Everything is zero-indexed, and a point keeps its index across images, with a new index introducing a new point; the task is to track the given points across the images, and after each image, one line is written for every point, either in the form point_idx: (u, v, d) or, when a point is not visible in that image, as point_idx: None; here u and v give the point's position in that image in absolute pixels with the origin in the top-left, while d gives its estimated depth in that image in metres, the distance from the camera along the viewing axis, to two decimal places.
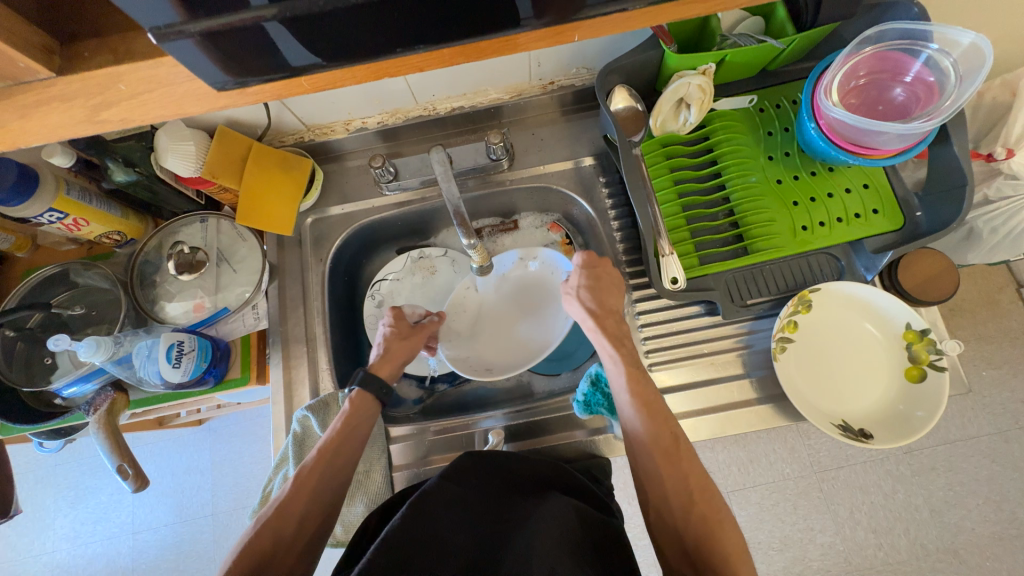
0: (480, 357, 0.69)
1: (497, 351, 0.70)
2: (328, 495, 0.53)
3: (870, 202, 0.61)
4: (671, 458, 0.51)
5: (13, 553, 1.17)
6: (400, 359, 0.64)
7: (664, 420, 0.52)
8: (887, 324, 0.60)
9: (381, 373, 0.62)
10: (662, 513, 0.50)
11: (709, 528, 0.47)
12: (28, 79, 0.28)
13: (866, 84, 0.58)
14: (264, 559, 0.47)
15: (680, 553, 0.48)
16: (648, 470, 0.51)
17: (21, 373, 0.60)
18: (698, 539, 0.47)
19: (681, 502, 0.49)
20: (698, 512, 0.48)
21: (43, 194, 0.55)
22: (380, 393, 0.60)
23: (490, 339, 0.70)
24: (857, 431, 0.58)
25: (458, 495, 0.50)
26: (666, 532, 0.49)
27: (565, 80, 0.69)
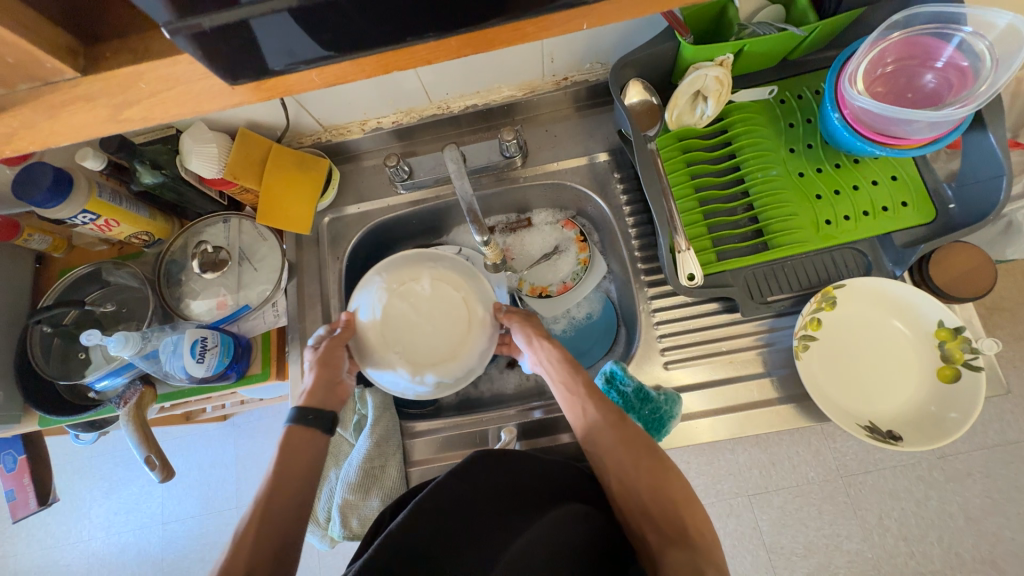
0: (455, 325, 0.63)
1: (447, 300, 0.64)
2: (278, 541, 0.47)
3: (899, 195, 0.59)
4: (622, 428, 0.55)
5: (52, 540, 1.23)
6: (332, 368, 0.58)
7: (613, 409, 0.56)
8: (917, 321, 0.58)
9: (306, 403, 0.54)
10: (622, 482, 0.52)
11: (662, 484, 0.51)
12: (55, 79, 0.29)
13: (894, 72, 0.56)
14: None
15: (635, 505, 0.50)
16: (599, 446, 0.54)
17: (57, 368, 0.63)
18: (650, 490, 0.50)
19: (633, 462, 0.52)
20: (648, 465, 0.52)
21: (78, 194, 0.58)
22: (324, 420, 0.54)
23: (417, 324, 0.62)
24: (885, 433, 0.56)
25: (458, 493, 0.48)
26: (626, 495, 0.51)
27: (578, 75, 0.68)
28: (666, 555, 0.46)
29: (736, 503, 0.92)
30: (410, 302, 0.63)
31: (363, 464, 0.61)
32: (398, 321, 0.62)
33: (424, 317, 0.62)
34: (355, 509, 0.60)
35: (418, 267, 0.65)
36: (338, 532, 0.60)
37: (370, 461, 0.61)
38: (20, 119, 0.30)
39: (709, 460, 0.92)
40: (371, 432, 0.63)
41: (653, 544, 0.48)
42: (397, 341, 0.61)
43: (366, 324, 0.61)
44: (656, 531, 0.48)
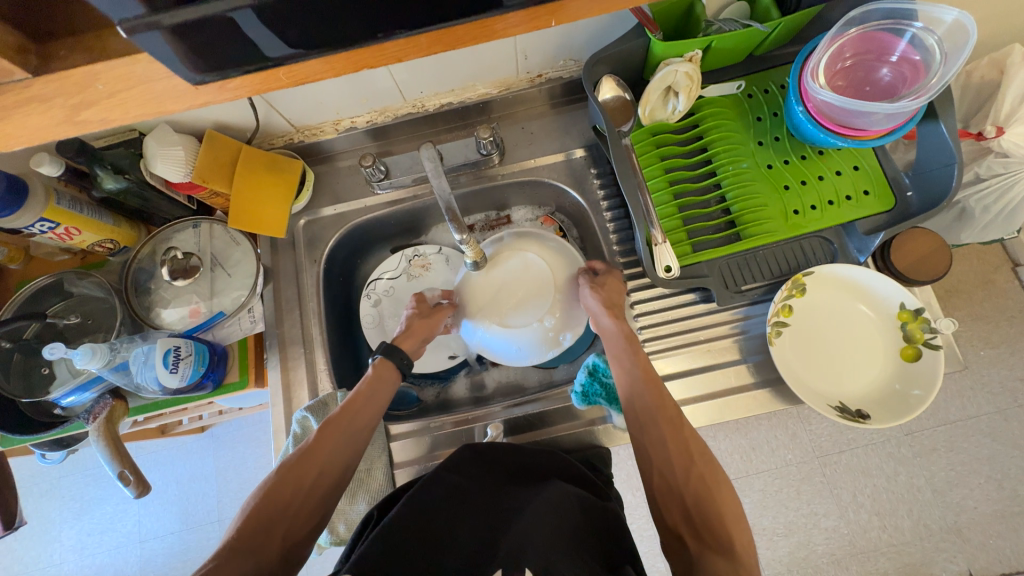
0: (541, 287, 0.61)
1: (532, 266, 0.62)
2: (338, 470, 0.51)
3: (861, 183, 0.61)
4: (676, 424, 0.52)
5: (20, 567, 1.17)
6: (423, 337, 0.63)
7: (665, 400, 0.54)
8: (881, 304, 0.60)
9: (401, 347, 0.61)
10: (664, 480, 0.50)
11: (709, 491, 0.48)
12: (5, 80, 0.28)
13: (852, 66, 0.58)
14: (274, 515, 0.46)
15: (677, 508, 0.49)
16: (655, 439, 0.52)
17: (18, 384, 0.60)
18: (698, 498, 0.48)
19: (684, 466, 0.50)
20: (699, 474, 0.49)
21: (32, 204, 0.55)
22: (401, 365, 0.59)
23: (507, 290, 0.61)
24: (854, 412, 0.58)
25: (456, 486, 0.50)
26: (667, 496, 0.49)
27: (552, 72, 0.69)
28: (710, 565, 0.44)
29: None
30: (498, 267, 0.62)
31: None
32: (490, 288, 0.62)
33: (514, 283, 0.61)
34: (342, 514, 0.60)
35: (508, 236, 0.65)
36: (325, 538, 0.60)
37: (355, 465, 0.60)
38: None
39: None
40: None
41: (694, 551, 0.46)
42: (495, 311, 0.61)
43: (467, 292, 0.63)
44: (697, 538, 0.46)
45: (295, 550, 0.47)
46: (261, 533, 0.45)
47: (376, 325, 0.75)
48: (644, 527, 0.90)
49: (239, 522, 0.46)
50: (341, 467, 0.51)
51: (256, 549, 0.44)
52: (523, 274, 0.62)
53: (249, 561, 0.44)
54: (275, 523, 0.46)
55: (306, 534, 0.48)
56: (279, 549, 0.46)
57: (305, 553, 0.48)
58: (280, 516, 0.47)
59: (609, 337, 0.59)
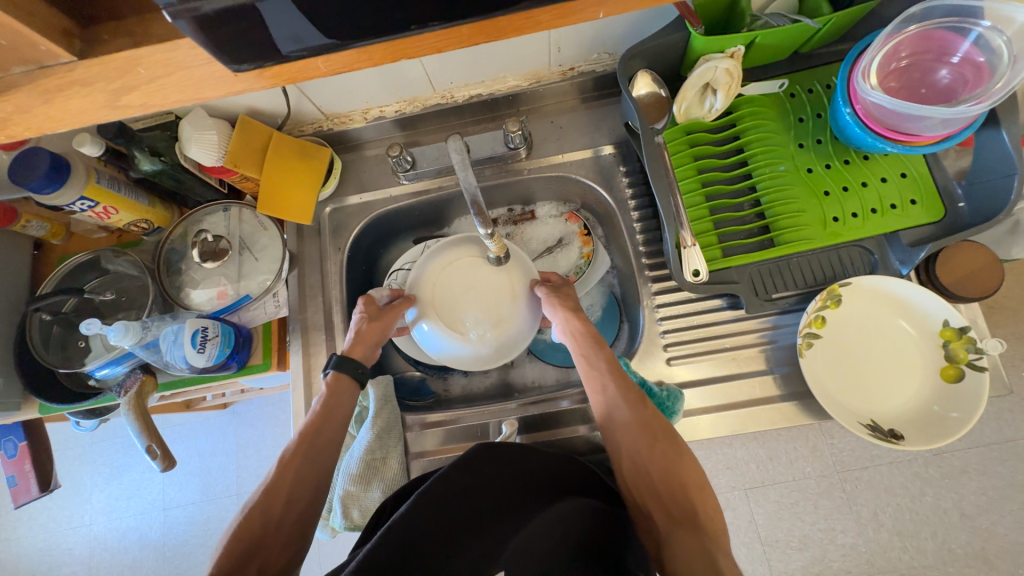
0: (498, 291, 0.59)
1: (494, 273, 0.60)
2: (304, 501, 0.52)
3: (908, 192, 0.58)
4: (641, 411, 0.55)
5: (54, 525, 1.24)
6: (375, 341, 0.61)
7: (627, 389, 0.56)
8: (922, 320, 0.57)
9: (354, 356, 0.60)
10: (630, 458, 0.53)
11: (675, 468, 0.51)
12: (50, 63, 0.28)
13: (908, 66, 0.55)
14: (249, 547, 0.47)
15: (645, 487, 0.51)
16: (623, 426, 0.54)
17: (57, 355, 0.63)
18: (664, 473, 0.51)
19: (649, 446, 0.53)
20: (663, 451, 0.52)
21: (75, 183, 0.57)
22: (357, 373, 0.60)
23: (462, 292, 0.59)
24: (887, 432, 0.55)
25: (467, 487, 0.48)
26: (636, 473, 0.52)
27: (585, 65, 0.67)
28: (675, 538, 0.47)
29: (732, 496, 0.92)
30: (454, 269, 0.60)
31: (364, 455, 0.61)
32: (446, 291, 0.59)
33: (470, 285, 0.59)
34: (355, 500, 0.60)
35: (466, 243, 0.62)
36: (339, 522, 0.61)
37: (371, 453, 0.61)
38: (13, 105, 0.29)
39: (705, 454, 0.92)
40: (373, 423, 0.63)
41: (663, 526, 0.48)
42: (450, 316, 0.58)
43: (421, 292, 0.61)
44: (666, 513, 0.49)
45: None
46: (236, 568, 0.46)
47: None
48: None
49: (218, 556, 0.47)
50: (310, 491, 0.52)
51: None
52: (480, 278, 0.59)
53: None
54: (255, 549, 0.47)
55: (288, 558, 0.49)
56: None
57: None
58: (255, 547, 0.47)
59: (574, 340, 0.60)
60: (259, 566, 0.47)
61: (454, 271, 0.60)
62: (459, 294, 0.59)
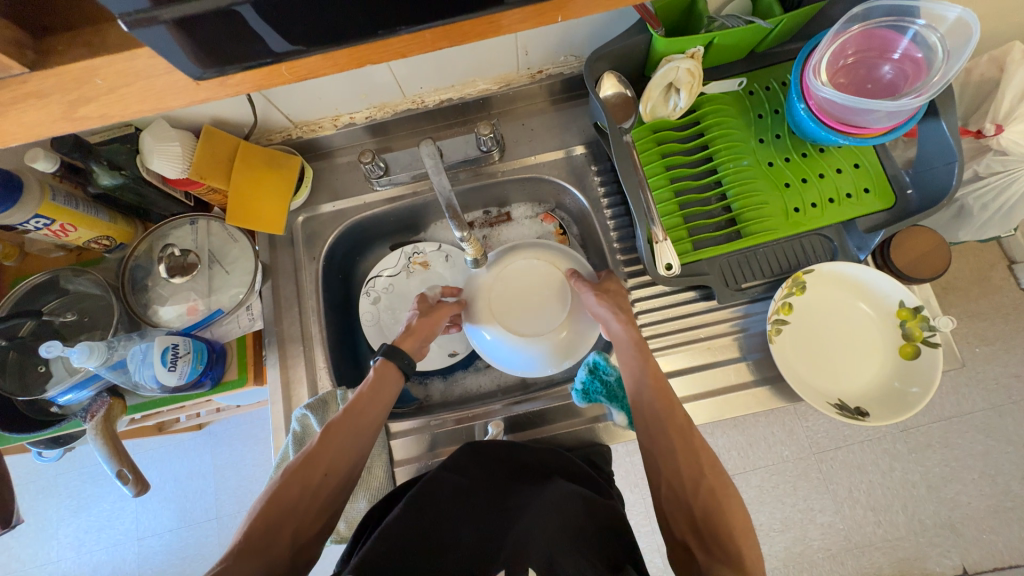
0: (547, 291, 0.63)
1: (542, 271, 0.64)
2: (345, 471, 0.51)
3: (861, 181, 0.61)
4: (688, 438, 0.51)
5: (18, 564, 1.17)
6: (424, 336, 0.62)
7: (673, 408, 0.53)
8: (880, 302, 0.60)
9: (402, 346, 0.60)
10: (672, 489, 0.49)
11: (718, 503, 0.47)
12: (2, 75, 0.27)
13: (854, 63, 0.58)
14: (283, 514, 0.47)
15: (686, 521, 0.47)
16: (667, 452, 0.51)
17: (15, 382, 0.60)
18: (707, 512, 0.47)
19: (693, 477, 0.49)
20: (708, 485, 0.49)
21: (28, 200, 0.54)
22: (403, 365, 0.59)
23: (515, 296, 0.63)
24: (853, 410, 0.58)
25: (457, 488, 0.49)
26: (676, 507, 0.48)
27: (553, 68, 0.68)
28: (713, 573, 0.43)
29: None
30: (507, 274, 0.64)
31: None
32: (501, 296, 0.63)
33: (520, 290, 0.64)
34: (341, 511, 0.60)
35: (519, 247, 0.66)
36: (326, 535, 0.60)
37: None
38: None
39: None
40: None
41: (702, 562, 0.44)
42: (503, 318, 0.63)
43: (475, 297, 0.65)
44: (704, 547, 0.45)
45: (305, 550, 0.47)
46: (269, 533, 0.45)
47: (375, 323, 0.75)
48: (643, 523, 0.90)
49: (251, 520, 0.46)
50: (351, 462, 0.52)
51: (265, 547, 0.44)
52: (530, 282, 0.64)
53: (259, 560, 0.44)
54: (288, 519, 0.46)
55: (314, 534, 0.48)
56: (288, 548, 0.46)
57: (315, 549, 0.49)
58: (291, 513, 0.47)
59: (621, 340, 0.59)
60: (292, 531, 0.46)
61: (505, 277, 0.64)
62: (511, 300, 0.63)
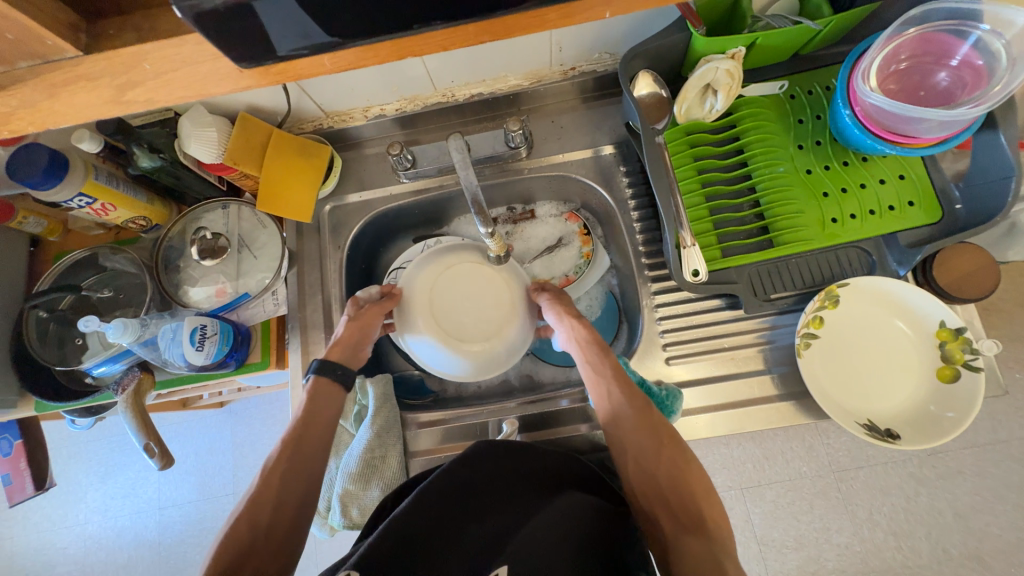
0: (490, 297, 0.65)
1: (488, 281, 0.66)
2: (298, 496, 0.50)
3: (906, 194, 0.58)
4: (648, 416, 0.52)
5: (48, 524, 1.23)
6: (351, 343, 0.61)
7: (632, 393, 0.53)
8: (918, 321, 0.58)
9: (332, 358, 0.59)
10: (638, 465, 0.51)
11: (680, 471, 0.49)
12: (56, 58, 0.28)
13: (907, 69, 0.55)
14: (242, 555, 0.45)
15: (653, 492, 0.49)
16: (632, 429, 0.52)
17: (54, 352, 0.63)
18: (671, 478, 0.49)
19: (655, 448, 0.51)
20: (670, 453, 0.50)
21: (73, 178, 0.57)
22: (336, 377, 0.58)
23: (456, 299, 0.65)
24: (883, 431, 0.56)
25: (466, 483, 0.49)
26: (643, 482, 0.50)
27: (586, 65, 0.67)
28: (682, 545, 0.45)
29: (728, 496, 0.93)
30: (452, 277, 0.66)
31: (364, 454, 0.61)
32: (442, 297, 0.65)
33: (464, 292, 0.65)
34: (354, 499, 0.60)
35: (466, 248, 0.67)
36: (338, 521, 0.60)
37: (371, 451, 0.61)
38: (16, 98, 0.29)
39: (702, 453, 0.93)
40: (372, 422, 0.63)
41: (670, 534, 0.47)
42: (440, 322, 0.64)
43: (412, 295, 0.66)
44: (672, 520, 0.47)
45: None
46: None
47: None
48: None
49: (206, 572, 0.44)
50: (303, 486, 0.51)
51: None
52: (474, 287, 0.65)
53: None
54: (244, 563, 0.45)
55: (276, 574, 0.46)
56: None
57: None
58: (248, 553, 0.45)
59: (577, 342, 0.59)
60: (252, 570, 0.44)
61: (447, 278, 0.66)
62: (453, 302, 0.64)
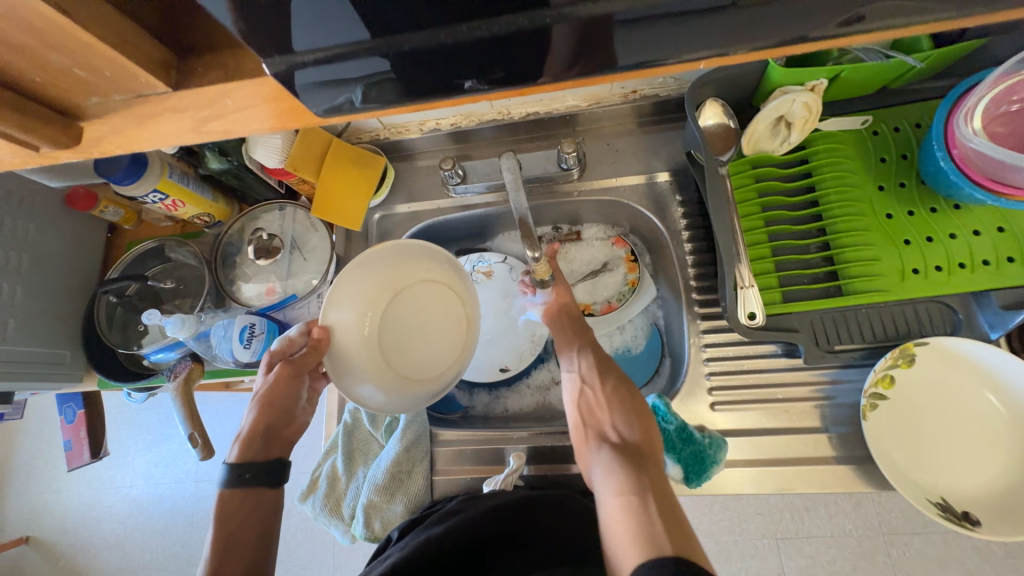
0: (449, 317, 0.65)
1: (441, 299, 0.64)
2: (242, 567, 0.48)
3: (1005, 248, 0.52)
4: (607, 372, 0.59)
5: (98, 482, 1.33)
6: (261, 436, 0.55)
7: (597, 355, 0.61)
8: (1009, 393, 0.51)
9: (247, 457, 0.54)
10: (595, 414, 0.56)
11: (630, 419, 0.54)
12: (148, 92, 0.30)
13: (1019, 111, 0.49)
14: None
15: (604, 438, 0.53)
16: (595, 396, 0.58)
17: (118, 335, 0.67)
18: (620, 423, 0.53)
19: (611, 399, 0.56)
20: (624, 406, 0.55)
21: (150, 176, 0.60)
22: (249, 477, 0.52)
23: (409, 328, 0.62)
24: (959, 514, 0.50)
25: (466, 541, 0.49)
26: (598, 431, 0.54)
27: (648, 89, 0.65)
28: (612, 459, 0.49)
29: (761, 545, 0.87)
30: (402, 300, 0.63)
31: (391, 467, 0.61)
32: (392, 327, 0.62)
33: (415, 317, 0.63)
34: (378, 511, 0.61)
35: (413, 264, 0.63)
36: (360, 532, 0.61)
37: (398, 465, 0.61)
38: (113, 125, 0.31)
39: (736, 496, 0.87)
40: (402, 435, 0.63)
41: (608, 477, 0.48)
42: (389, 361, 0.60)
43: (339, 332, 0.58)
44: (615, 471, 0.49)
45: None
46: None
47: None
48: None
49: None
50: (245, 564, 0.48)
51: None
52: (428, 309, 0.64)
53: None
54: None
55: None
56: None
57: None
58: None
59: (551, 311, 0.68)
60: None
61: (398, 300, 0.63)
62: (406, 331, 0.62)
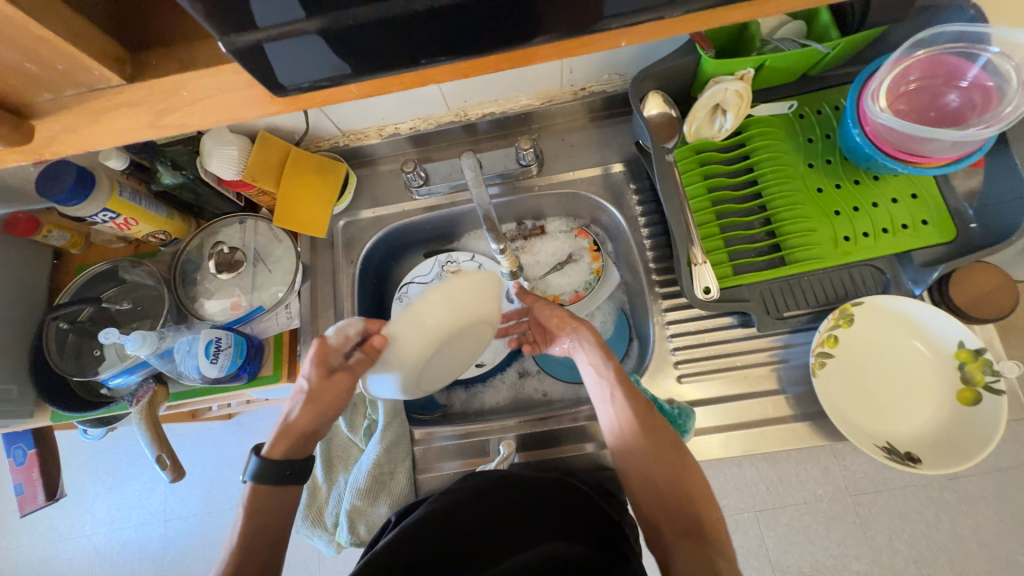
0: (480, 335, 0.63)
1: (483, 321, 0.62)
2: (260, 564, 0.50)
3: (919, 212, 0.58)
4: (650, 420, 0.52)
5: (54, 534, 1.23)
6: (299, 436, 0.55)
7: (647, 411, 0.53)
8: (936, 341, 0.57)
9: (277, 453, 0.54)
10: (645, 481, 0.51)
11: (683, 478, 0.50)
12: (100, 86, 0.30)
13: (917, 89, 0.56)
14: None
15: (659, 508, 0.50)
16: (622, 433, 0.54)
17: (71, 363, 0.64)
18: (676, 490, 0.49)
19: (660, 461, 0.51)
20: (675, 466, 0.50)
21: (98, 194, 0.58)
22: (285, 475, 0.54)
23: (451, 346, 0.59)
24: (903, 455, 0.54)
25: (463, 515, 0.50)
26: (649, 497, 0.51)
27: (596, 86, 0.69)
28: (677, 549, 0.46)
29: (741, 519, 0.91)
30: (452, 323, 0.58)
31: (373, 469, 0.61)
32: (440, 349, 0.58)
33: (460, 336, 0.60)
34: (362, 515, 0.60)
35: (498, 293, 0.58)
36: (345, 538, 0.60)
37: (380, 467, 0.61)
38: (65, 122, 0.31)
39: (713, 474, 0.91)
40: (382, 436, 0.63)
41: (666, 537, 0.48)
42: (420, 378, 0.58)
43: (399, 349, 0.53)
44: (671, 524, 0.48)
45: None
46: None
47: None
48: None
49: None
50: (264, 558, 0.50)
51: None
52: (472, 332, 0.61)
53: None
54: None
55: None
56: None
57: None
58: None
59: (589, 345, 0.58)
60: None
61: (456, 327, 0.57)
62: (446, 351, 0.59)
